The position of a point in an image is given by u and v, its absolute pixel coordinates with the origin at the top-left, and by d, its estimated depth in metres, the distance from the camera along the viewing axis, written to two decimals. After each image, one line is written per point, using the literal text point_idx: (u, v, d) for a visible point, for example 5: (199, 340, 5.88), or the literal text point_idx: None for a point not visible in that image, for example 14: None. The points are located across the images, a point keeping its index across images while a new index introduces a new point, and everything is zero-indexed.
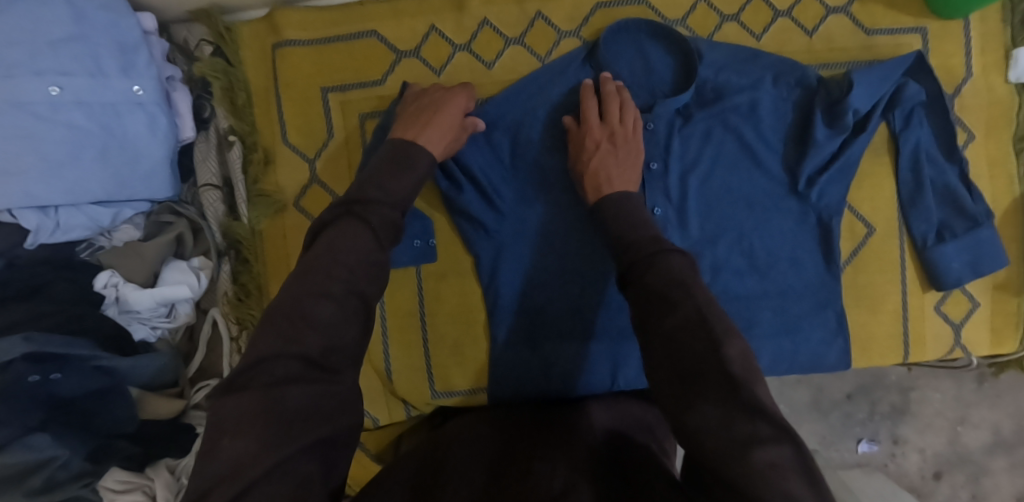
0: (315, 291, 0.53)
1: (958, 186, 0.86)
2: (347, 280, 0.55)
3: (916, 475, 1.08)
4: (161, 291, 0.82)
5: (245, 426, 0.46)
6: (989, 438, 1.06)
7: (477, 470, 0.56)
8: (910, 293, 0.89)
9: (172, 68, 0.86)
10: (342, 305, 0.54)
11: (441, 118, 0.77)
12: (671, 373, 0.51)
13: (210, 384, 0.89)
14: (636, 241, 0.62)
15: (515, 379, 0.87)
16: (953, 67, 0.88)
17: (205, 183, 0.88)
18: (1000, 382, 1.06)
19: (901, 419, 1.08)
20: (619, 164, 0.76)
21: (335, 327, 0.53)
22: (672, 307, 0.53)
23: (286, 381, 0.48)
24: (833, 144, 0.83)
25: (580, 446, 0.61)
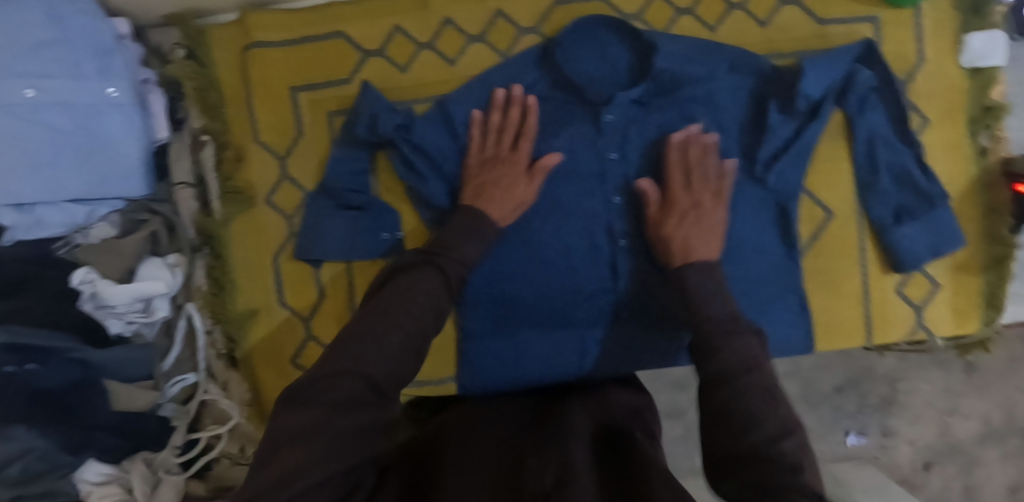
0: (392, 330, 0.59)
1: (914, 169, 0.87)
2: (416, 319, 0.61)
3: (908, 467, 1.08)
4: (138, 286, 0.83)
5: (307, 435, 0.51)
6: (979, 429, 1.07)
7: (481, 461, 0.58)
8: (870, 276, 0.90)
9: (147, 71, 0.89)
10: (408, 341, 0.60)
11: (510, 179, 0.82)
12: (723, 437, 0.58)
13: (186, 378, 0.90)
14: (711, 313, 0.67)
15: (493, 372, 0.89)
16: (906, 54, 0.90)
17: (179, 181, 0.92)
18: (981, 368, 1.07)
19: (890, 411, 1.08)
20: (706, 235, 0.78)
21: (400, 358, 0.59)
22: (749, 379, 0.59)
23: (347, 404, 0.53)
24: (787, 132, 0.86)
25: (583, 428, 0.62)
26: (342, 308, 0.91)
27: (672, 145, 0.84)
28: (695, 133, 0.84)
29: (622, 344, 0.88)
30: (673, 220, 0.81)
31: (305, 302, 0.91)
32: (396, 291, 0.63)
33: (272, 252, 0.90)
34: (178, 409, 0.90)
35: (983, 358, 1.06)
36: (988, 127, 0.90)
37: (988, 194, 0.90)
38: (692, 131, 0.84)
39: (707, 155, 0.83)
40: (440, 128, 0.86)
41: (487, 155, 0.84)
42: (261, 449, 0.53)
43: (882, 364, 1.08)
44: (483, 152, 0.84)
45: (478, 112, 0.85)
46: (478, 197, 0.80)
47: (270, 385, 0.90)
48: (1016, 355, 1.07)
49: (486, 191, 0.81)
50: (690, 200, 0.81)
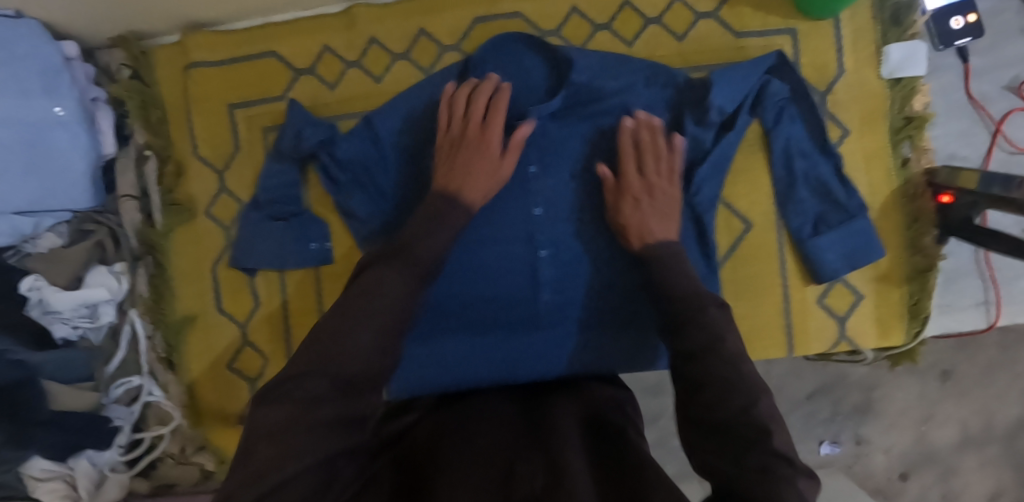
0: (365, 329, 0.58)
1: (831, 179, 0.88)
2: (387, 309, 0.60)
3: (883, 477, 1.04)
4: (82, 292, 0.89)
5: (280, 433, 0.51)
6: (956, 436, 1.03)
7: (476, 455, 0.56)
8: (791, 286, 0.91)
9: (97, 90, 0.95)
10: (380, 333, 0.59)
11: (480, 163, 0.81)
12: (702, 424, 0.59)
13: (129, 381, 0.95)
14: (678, 295, 0.69)
15: (447, 368, 0.89)
16: (825, 65, 0.90)
17: (124, 194, 0.96)
18: (955, 371, 1.03)
19: (865, 419, 1.04)
20: (661, 219, 0.82)
21: (370, 362, 0.57)
22: (720, 352, 0.61)
23: (319, 403, 0.53)
24: (704, 142, 0.87)
25: (574, 429, 0.60)
26: (276, 314, 0.95)
27: (624, 128, 0.86)
28: (643, 117, 0.86)
29: (552, 345, 0.90)
30: (632, 199, 0.83)
31: (241, 309, 0.95)
32: (368, 283, 0.61)
33: (210, 262, 0.95)
34: (123, 409, 0.95)
35: (960, 367, 1.02)
36: (910, 138, 0.90)
37: (912, 204, 0.90)
38: (639, 116, 0.86)
39: (656, 135, 0.85)
40: (364, 141, 0.90)
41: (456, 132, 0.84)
42: (239, 452, 0.52)
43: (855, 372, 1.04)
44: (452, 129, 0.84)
45: (455, 90, 0.85)
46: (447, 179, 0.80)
47: (205, 388, 0.95)
48: (992, 362, 1.03)
49: (456, 172, 0.80)
50: (645, 178, 0.84)
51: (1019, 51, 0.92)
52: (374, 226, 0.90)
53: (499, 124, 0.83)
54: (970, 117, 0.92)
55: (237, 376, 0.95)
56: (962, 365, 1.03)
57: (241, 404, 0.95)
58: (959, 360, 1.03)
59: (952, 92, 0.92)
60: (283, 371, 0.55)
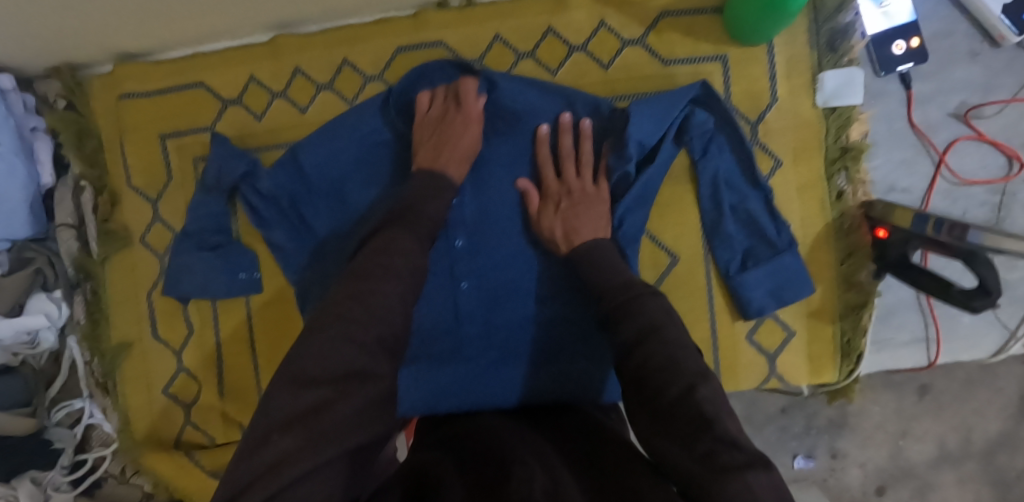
0: (388, 302, 0.60)
1: (761, 212, 0.85)
2: (400, 275, 0.63)
3: (858, 491, 0.98)
4: (22, 321, 0.92)
5: (297, 423, 0.51)
6: (934, 453, 0.97)
7: (472, 467, 0.56)
8: (719, 322, 0.89)
9: (36, 119, 0.96)
10: (398, 301, 0.61)
11: (460, 134, 0.83)
12: (656, 420, 0.58)
13: (70, 404, 0.98)
14: (606, 289, 0.71)
15: (429, 390, 0.87)
16: (757, 92, 0.87)
17: (60, 222, 0.97)
18: (934, 383, 0.96)
19: (840, 433, 0.97)
20: (592, 217, 0.82)
21: (384, 338, 0.58)
22: (662, 336, 0.61)
23: (343, 380, 0.54)
24: (627, 175, 0.85)
25: (559, 453, 0.61)
26: (208, 341, 0.97)
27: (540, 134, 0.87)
28: (566, 122, 0.86)
29: (504, 381, 0.87)
30: (555, 202, 0.85)
31: (176, 336, 0.97)
32: (379, 249, 0.65)
33: (144, 289, 0.97)
34: (65, 432, 0.98)
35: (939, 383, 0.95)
36: (846, 170, 0.87)
37: (847, 238, 0.87)
38: (565, 118, 0.86)
39: (582, 139, 0.86)
40: (286, 172, 0.90)
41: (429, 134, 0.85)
42: (246, 441, 0.52)
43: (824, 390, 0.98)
44: (430, 114, 0.86)
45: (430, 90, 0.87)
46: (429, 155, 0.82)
47: (141, 412, 0.98)
48: (972, 378, 0.97)
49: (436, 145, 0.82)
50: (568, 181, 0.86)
51: (968, 76, 0.87)
52: (297, 257, 0.90)
53: (474, 99, 0.85)
54: (913, 145, 0.88)
55: (173, 400, 0.98)
56: (941, 379, 0.96)
57: (176, 428, 0.98)
58: (938, 374, 0.96)
59: (893, 121, 0.88)
60: (298, 353, 0.55)
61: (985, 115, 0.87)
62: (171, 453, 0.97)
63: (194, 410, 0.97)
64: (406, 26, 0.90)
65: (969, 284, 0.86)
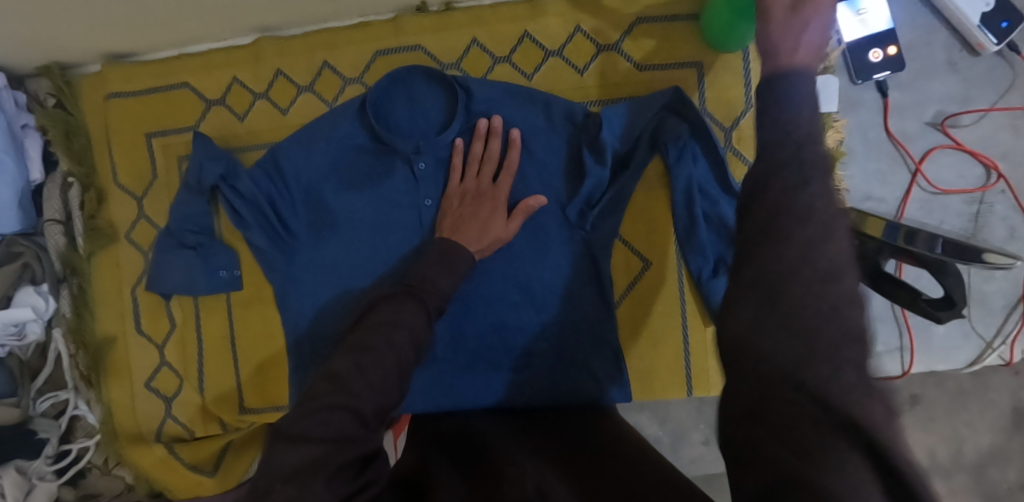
0: (392, 356, 0.64)
1: (731, 220, 0.86)
2: (408, 334, 0.66)
3: None
4: (10, 313, 0.92)
5: (300, 474, 0.55)
6: None
7: (466, 480, 0.61)
8: (691, 327, 0.90)
9: (27, 117, 0.98)
10: (397, 368, 0.64)
11: (485, 217, 0.84)
12: (769, 318, 0.42)
13: (56, 395, 1.00)
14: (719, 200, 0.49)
15: (429, 394, 0.92)
16: (731, 100, 0.87)
17: (48, 218, 0.98)
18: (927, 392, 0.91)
19: None
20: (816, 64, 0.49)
21: (388, 387, 0.63)
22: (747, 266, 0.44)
23: (341, 443, 0.58)
24: (601, 180, 0.85)
25: (559, 455, 0.66)
26: (189, 338, 0.98)
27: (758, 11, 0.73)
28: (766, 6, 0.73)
29: (484, 385, 0.91)
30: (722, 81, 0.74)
31: (159, 331, 0.99)
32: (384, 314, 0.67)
33: (129, 285, 0.99)
34: (50, 423, 1.01)
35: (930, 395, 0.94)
36: None
37: None
38: (497, 122, 0.87)
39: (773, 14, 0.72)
40: (266, 174, 0.92)
41: (468, 188, 0.87)
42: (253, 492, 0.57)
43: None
44: (468, 174, 0.88)
45: (477, 127, 0.87)
46: (454, 231, 0.83)
47: (122, 407, 0.99)
48: (964, 388, 0.95)
49: (462, 225, 0.84)
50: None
51: (945, 88, 0.87)
52: (277, 255, 0.93)
53: (510, 149, 0.86)
54: (889, 156, 0.87)
55: (155, 393, 0.99)
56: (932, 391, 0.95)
57: (156, 422, 0.99)
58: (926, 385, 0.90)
59: (868, 131, 0.87)
60: (301, 410, 0.60)
61: (962, 125, 0.87)
62: (150, 446, 0.99)
63: (175, 405, 0.99)
64: (385, 31, 0.92)
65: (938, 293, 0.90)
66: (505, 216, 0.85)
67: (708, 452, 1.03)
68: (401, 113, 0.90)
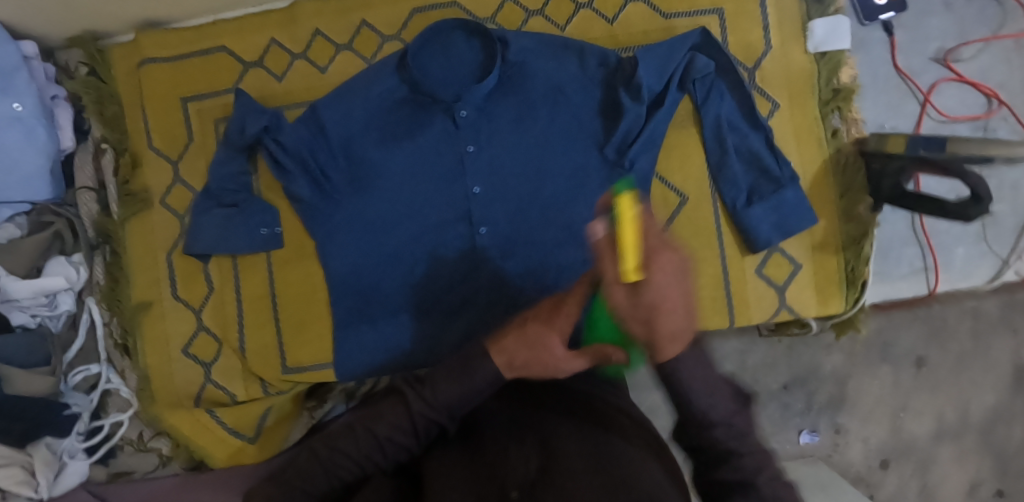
0: (374, 436, 0.60)
1: (763, 151, 0.90)
2: (403, 421, 0.60)
3: (863, 465, 1.10)
4: (40, 282, 0.93)
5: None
6: (932, 425, 1.10)
7: (462, 468, 0.54)
8: (729, 258, 0.93)
9: (56, 89, 0.99)
10: (380, 443, 0.60)
11: (551, 362, 0.57)
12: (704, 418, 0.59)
13: (86, 369, 0.99)
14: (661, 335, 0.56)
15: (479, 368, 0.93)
16: (751, 43, 0.93)
17: (81, 186, 0.98)
18: (942, 323, 1.10)
19: (840, 409, 1.11)
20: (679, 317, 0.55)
21: (362, 455, 0.59)
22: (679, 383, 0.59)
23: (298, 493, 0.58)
24: (637, 117, 0.89)
25: (583, 429, 0.56)
26: (228, 298, 0.97)
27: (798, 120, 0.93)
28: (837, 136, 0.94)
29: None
30: (634, 335, 0.57)
31: (195, 295, 0.98)
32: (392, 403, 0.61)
33: (163, 251, 0.98)
34: (82, 397, 0.99)
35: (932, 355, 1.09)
36: (839, 109, 0.92)
37: (844, 175, 0.92)
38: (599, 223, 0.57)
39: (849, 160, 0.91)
40: (308, 130, 0.93)
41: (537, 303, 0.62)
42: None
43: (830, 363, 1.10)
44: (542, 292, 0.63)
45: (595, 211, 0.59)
46: (517, 372, 0.59)
47: (159, 374, 0.97)
48: (964, 352, 1.10)
49: (529, 371, 0.59)
50: (663, 238, 0.54)
51: (945, 26, 0.94)
52: (322, 207, 0.94)
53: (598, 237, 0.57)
54: (898, 88, 0.94)
55: (192, 360, 0.98)
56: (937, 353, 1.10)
57: (195, 387, 0.97)
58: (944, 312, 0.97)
59: (878, 66, 0.94)
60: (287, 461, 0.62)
61: (963, 58, 0.94)
62: (190, 411, 0.97)
63: (215, 370, 0.97)
64: None
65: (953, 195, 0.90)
66: (556, 348, 0.57)
67: None
68: (440, 63, 0.92)
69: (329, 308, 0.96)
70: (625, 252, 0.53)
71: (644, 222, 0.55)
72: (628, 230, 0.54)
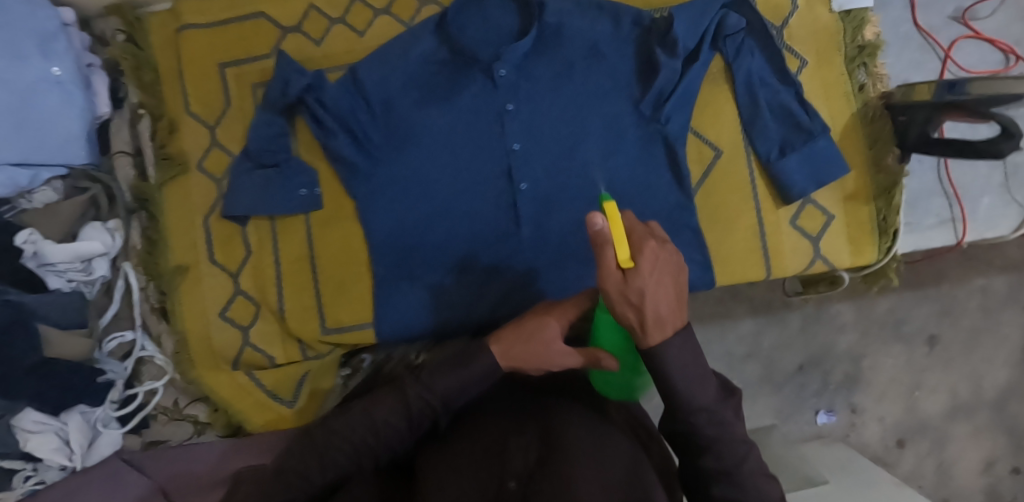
0: (373, 424, 0.63)
1: (794, 105, 0.93)
2: (401, 409, 0.64)
3: (880, 445, 1.28)
4: (76, 247, 0.92)
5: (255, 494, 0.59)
6: (947, 403, 1.28)
7: (466, 462, 0.61)
8: (763, 210, 0.95)
9: (91, 57, 0.99)
10: (376, 429, 0.63)
11: (545, 350, 0.67)
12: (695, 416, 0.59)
13: (121, 335, 0.99)
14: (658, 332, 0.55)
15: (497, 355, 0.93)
16: (779, 3, 0.96)
17: (118, 150, 1.01)
18: (953, 301, 1.29)
19: (855, 388, 1.29)
20: (669, 308, 0.55)
21: (362, 444, 0.62)
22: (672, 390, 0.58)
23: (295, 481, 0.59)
24: (672, 73, 0.92)
25: (575, 417, 0.64)
26: (266, 260, 0.97)
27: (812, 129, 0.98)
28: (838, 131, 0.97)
29: (577, 281, 0.94)
30: (626, 323, 0.56)
31: (233, 259, 0.98)
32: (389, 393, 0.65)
33: (201, 215, 0.98)
34: (116, 364, 0.98)
35: (943, 333, 1.27)
36: (864, 65, 0.96)
37: (873, 126, 0.95)
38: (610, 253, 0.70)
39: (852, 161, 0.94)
40: (350, 92, 0.94)
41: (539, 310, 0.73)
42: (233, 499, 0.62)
43: (843, 342, 1.28)
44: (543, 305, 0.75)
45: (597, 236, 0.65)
46: (511, 361, 0.66)
47: (199, 338, 0.97)
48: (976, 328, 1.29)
49: (526, 363, 0.67)
50: (649, 230, 0.56)
51: None
52: (364, 166, 0.95)
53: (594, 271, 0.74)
54: (919, 46, 0.98)
55: (229, 324, 0.98)
56: (948, 331, 1.28)
57: (234, 350, 0.97)
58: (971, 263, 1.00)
59: (899, 24, 0.98)
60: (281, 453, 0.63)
61: (980, 16, 0.98)
62: (230, 373, 0.97)
63: (253, 333, 0.97)
64: None
65: (986, 132, 0.96)
66: (552, 342, 0.67)
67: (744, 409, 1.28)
68: (478, 24, 0.95)
69: (371, 267, 0.97)
70: (617, 243, 0.54)
71: (632, 224, 0.56)
72: (619, 223, 0.55)
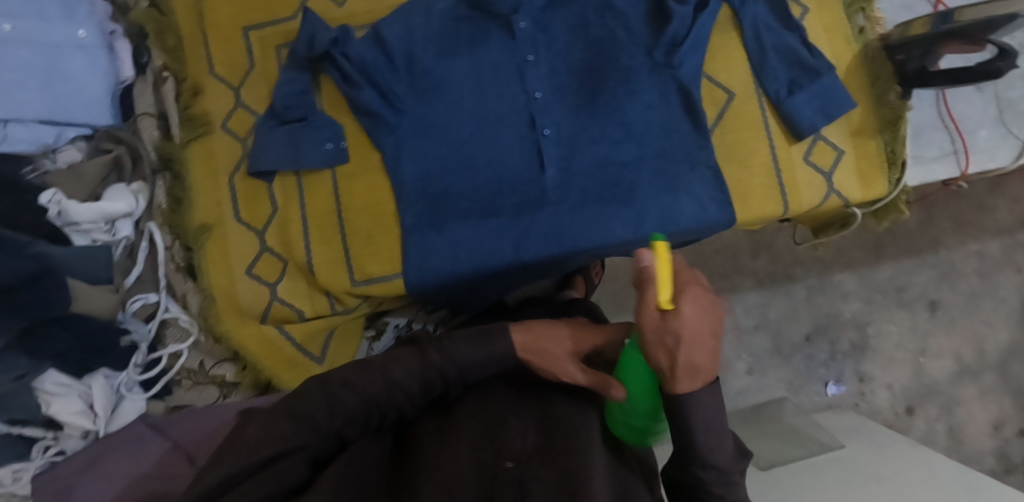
0: (387, 380, 0.57)
1: (800, 47, 0.98)
2: (419, 370, 0.58)
3: (890, 411, 1.30)
4: (103, 206, 0.91)
5: (263, 425, 0.51)
6: (952, 367, 1.30)
7: (465, 443, 0.54)
8: (777, 147, 0.99)
9: (113, 24, 0.99)
10: (390, 388, 0.57)
11: (562, 355, 0.65)
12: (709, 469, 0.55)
13: (144, 297, 0.96)
14: (690, 380, 0.52)
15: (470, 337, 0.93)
16: None
17: (141, 112, 1.02)
18: (951, 266, 1.32)
19: (863, 356, 1.31)
20: (704, 357, 0.51)
21: (372, 398, 0.56)
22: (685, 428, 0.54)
23: (299, 425, 0.52)
24: (685, 19, 0.95)
25: (575, 413, 0.60)
26: (293, 216, 0.98)
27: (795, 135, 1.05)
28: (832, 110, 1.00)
29: (599, 222, 0.95)
30: (658, 366, 0.53)
31: (259, 216, 1.00)
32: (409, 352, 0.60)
33: (225, 174, 1.00)
34: (141, 326, 0.95)
35: (944, 297, 1.30)
36: (862, 10, 1.02)
37: (873, 65, 1.00)
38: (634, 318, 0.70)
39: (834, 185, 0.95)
40: (373, 48, 0.97)
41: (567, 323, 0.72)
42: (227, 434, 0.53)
43: (847, 309, 1.31)
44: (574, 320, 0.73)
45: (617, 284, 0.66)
46: (528, 352, 0.64)
47: (225, 293, 0.99)
48: (975, 292, 1.31)
49: (539, 359, 0.64)
50: (694, 276, 0.53)
51: None
52: (389, 118, 0.96)
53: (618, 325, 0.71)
54: None
55: (257, 280, 0.99)
56: (947, 295, 1.31)
57: (263, 305, 0.99)
58: None
59: None
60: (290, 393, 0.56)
61: None
62: (258, 327, 0.99)
63: (280, 288, 0.99)
64: None
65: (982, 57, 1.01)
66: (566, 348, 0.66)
67: (753, 380, 1.29)
68: None
69: (398, 218, 0.97)
70: (660, 283, 0.51)
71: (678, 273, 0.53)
72: (665, 263, 0.51)
